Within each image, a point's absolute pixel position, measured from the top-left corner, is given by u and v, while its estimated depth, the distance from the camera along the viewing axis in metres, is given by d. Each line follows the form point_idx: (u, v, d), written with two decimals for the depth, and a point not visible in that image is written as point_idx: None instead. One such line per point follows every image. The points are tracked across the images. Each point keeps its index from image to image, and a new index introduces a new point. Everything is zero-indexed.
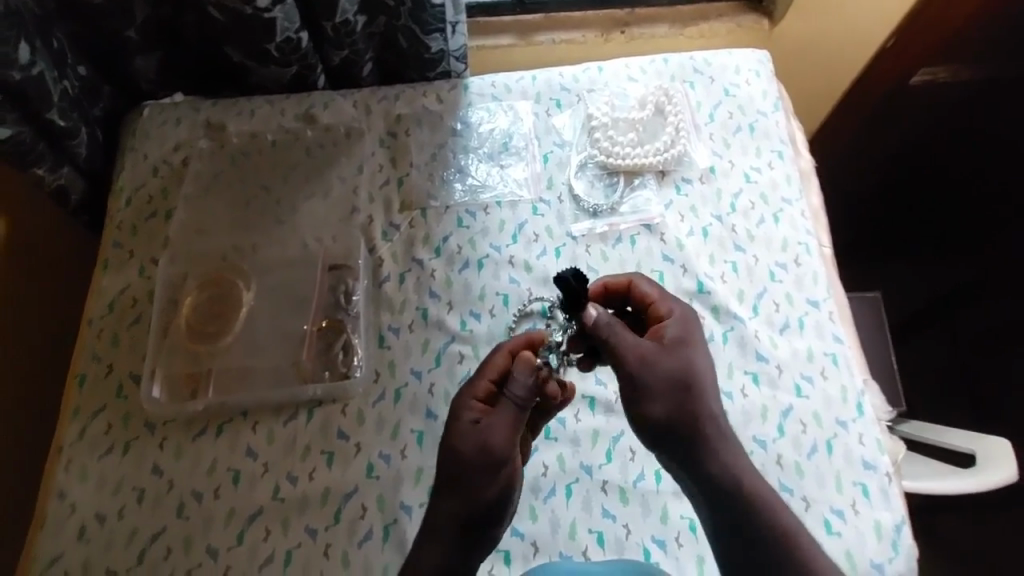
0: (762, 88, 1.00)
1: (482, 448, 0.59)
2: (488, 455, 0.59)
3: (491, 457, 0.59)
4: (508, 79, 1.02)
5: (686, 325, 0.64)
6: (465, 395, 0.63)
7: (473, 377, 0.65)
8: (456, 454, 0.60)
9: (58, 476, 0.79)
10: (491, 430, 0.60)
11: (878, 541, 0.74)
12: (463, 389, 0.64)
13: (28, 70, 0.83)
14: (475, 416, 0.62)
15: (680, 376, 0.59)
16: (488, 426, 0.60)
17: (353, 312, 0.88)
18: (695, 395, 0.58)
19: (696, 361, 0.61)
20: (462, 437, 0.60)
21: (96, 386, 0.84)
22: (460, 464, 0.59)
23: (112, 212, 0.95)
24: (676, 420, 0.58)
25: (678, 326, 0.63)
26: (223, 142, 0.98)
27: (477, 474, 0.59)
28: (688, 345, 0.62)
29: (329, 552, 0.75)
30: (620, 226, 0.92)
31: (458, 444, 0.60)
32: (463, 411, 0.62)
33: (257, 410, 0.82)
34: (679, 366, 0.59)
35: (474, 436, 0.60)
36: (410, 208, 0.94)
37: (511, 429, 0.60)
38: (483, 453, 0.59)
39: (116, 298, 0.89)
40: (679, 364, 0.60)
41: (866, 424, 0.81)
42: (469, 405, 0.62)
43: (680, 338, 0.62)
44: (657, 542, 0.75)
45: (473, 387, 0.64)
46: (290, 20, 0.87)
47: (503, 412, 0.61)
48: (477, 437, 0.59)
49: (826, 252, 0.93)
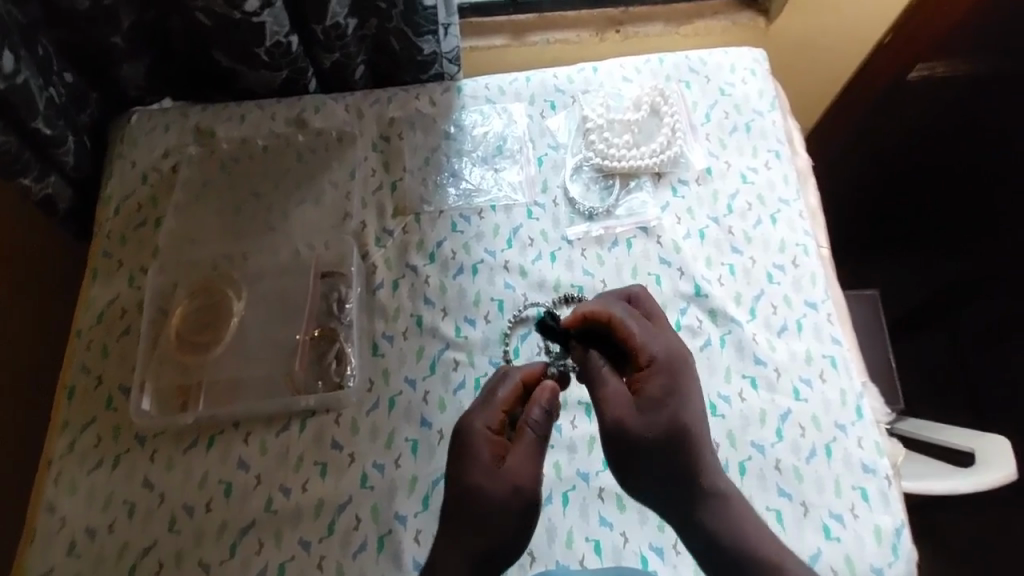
0: (759, 86, 0.99)
1: (513, 487, 0.64)
2: (518, 491, 0.64)
3: (521, 494, 0.64)
4: (502, 81, 1.01)
5: (670, 376, 0.67)
6: (480, 432, 0.67)
7: (484, 407, 0.68)
8: (483, 492, 0.64)
9: (47, 491, 0.78)
10: (519, 466, 0.65)
11: (878, 545, 0.73)
12: (475, 419, 0.67)
13: (12, 79, 0.82)
14: (495, 453, 0.66)
15: (661, 441, 0.65)
16: (514, 463, 0.65)
17: (346, 319, 0.87)
18: (682, 459, 0.65)
19: (682, 420, 0.66)
20: (490, 475, 0.65)
21: (86, 398, 0.83)
22: (487, 503, 0.64)
23: (101, 221, 0.94)
24: (664, 481, 0.66)
25: (666, 377, 0.67)
26: (214, 148, 0.97)
27: (510, 512, 0.64)
28: (676, 396, 0.67)
29: (323, 564, 0.74)
30: (616, 229, 0.91)
31: (489, 486, 0.64)
32: (481, 446, 0.66)
33: (249, 421, 0.81)
34: (668, 425, 0.65)
35: (505, 477, 0.64)
36: (403, 213, 0.93)
37: (535, 461, 0.65)
38: (514, 491, 0.64)
39: (105, 308, 0.88)
40: (667, 427, 0.65)
41: (865, 427, 0.79)
42: (488, 443, 0.66)
43: (667, 391, 0.67)
44: (654, 550, 0.74)
45: (486, 420, 0.67)
46: (280, 24, 0.86)
47: (527, 446, 0.66)
48: (508, 478, 0.64)
49: (825, 252, 0.92)
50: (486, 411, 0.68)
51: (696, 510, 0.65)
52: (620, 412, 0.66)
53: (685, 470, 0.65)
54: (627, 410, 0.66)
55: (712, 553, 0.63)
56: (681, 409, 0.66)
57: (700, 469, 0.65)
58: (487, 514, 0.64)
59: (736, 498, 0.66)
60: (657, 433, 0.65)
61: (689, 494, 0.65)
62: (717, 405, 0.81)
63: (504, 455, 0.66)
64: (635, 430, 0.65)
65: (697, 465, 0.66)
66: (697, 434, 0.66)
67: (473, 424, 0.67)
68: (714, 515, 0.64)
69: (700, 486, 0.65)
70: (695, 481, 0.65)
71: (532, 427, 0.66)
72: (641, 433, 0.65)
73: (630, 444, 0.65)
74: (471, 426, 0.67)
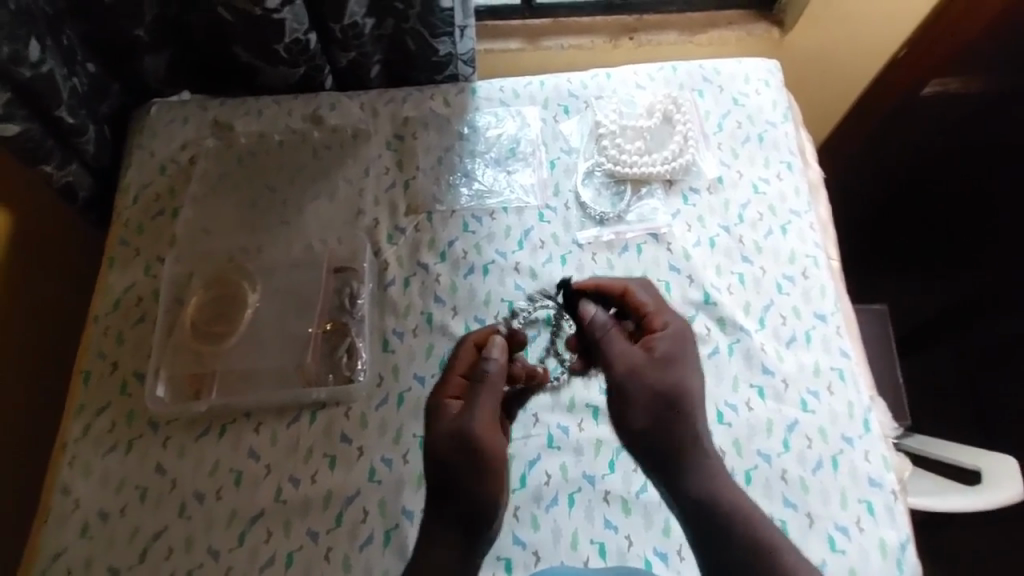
0: (772, 98, 1.00)
1: (460, 440, 0.62)
2: (465, 444, 0.62)
3: (465, 442, 0.62)
4: (516, 84, 1.02)
5: (680, 341, 0.69)
6: (439, 395, 0.67)
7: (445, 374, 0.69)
8: (439, 456, 0.63)
9: (61, 473, 0.79)
10: (467, 416, 0.63)
11: (883, 559, 0.74)
12: (436, 388, 0.68)
13: (38, 67, 0.83)
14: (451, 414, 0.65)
15: (666, 395, 0.64)
16: (462, 415, 0.64)
17: (357, 315, 0.88)
18: (680, 421, 0.64)
19: (687, 381, 0.66)
20: (441, 435, 0.64)
21: (101, 384, 0.84)
22: (439, 462, 0.63)
23: (119, 209, 0.95)
24: (662, 438, 0.63)
25: (674, 340, 0.69)
26: (232, 142, 0.98)
27: (459, 462, 0.62)
28: (682, 361, 0.67)
29: (330, 555, 0.75)
30: (626, 235, 0.92)
31: (439, 440, 0.63)
32: (439, 411, 0.66)
33: (260, 412, 0.82)
34: (675, 382, 0.65)
35: (451, 428, 0.63)
36: (416, 212, 0.94)
37: (481, 410, 0.63)
38: (462, 442, 0.62)
39: (122, 296, 0.89)
40: (674, 381, 0.65)
41: (872, 441, 0.80)
42: (445, 406, 0.66)
43: (677, 353, 0.67)
44: (658, 555, 0.75)
45: (445, 385, 0.68)
46: (299, 21, 0.87)
47: (476, 395, 0.64)
48: (453, 430, 0.63)
49: (835, 265, 0.93)
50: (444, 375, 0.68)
51: (686, 477, 0.62)
52: (633, 360, 0.66)
53: (682, 431, 0.63)
54: (638, 360, 0.66)
55: (696, 519, 0.61)
56: (688, 374, 0.66)
57: (697, 435, 0.64)
58: (449, 479, 0.62)
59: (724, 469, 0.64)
60: (664, 387, 0.64)
61: (680, 454, 0.63)
62: (724, 414, 0.82)
63: (457, 412, 0.65)
64: (646, 379, 0.64)
65: (694, 431, 0.64)
66: (697, 403, 0.65)
67: (435, 392, 0.68)
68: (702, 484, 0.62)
69: (690, 452, 0.63)
70: (688, 443, 0.63)
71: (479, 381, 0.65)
72: (654, 384, 0.64)
73: (635, 393, 0.64)
74: (435, 396, 0.68)
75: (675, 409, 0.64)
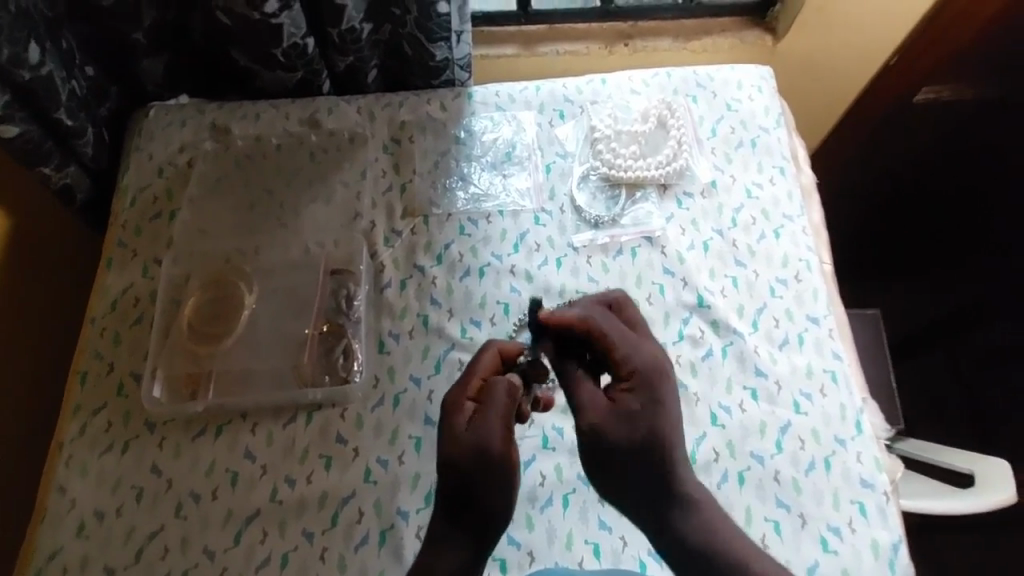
0: (764, 104, 1.01)
1: (478, 450, 0.61)
2: (484, 456, 0.61)
3: (485, 455, 0.61)
4: (512, 89, 1.03)
5: (649, 390, 0.64)
6: (456, 397, 0.64)
7: (462, 375, 0.67)
8: (453, 461, 0.61)
9: (57, 473, 0.79)
10: (484, 428, 0.61)
11: (876, 559, 0.75)
12: (453, 388, 0.65)
13: (37, 70, 0.83)
14: (467, 419, 0.63)
15: (636, 449, 0.61)
16: (480, 425, 0.62)
17: (354, 317, 0.88)
18: (657, 467, 0.61)
19: (660, 431, 0.62)
20: (458, 441, 0.62)
21: (97, 384, 0.84)
22: (457, 469, 0.61)
23: (117, 211, 0.95)
24: (637, 487, 0.62)
25: (642, 388, 0.64)
26: (229, 145, 0.99)
27: (479, 475, 0.61)
28: (653, 409, 0.63)
29: (325, 555, 0.75)
30: (621, 238, 0.93)
31: (455, 448, 0.61)
32: (454, 414, 0.63)
33: (257, 413, 0.83)
34: (644, 438, 0.61)
35: (470, 438, 0.61)
36: (413, 214, 0.95)
37: (501, 425, 0.62)
38: (480, 455, 0.61)
39: (119, 297, 0.89)
40: (643, 438, 0.61)
41: (864, 443, 0.81)
42: (463, 409, 0.64)
43: (646, 403, 0.63)
44: (653, 556, 0.75)
45: (464, 386, 0.65)
46: (297, 26, 0.88)
47: (495, 407, 0.62)
48: (472, 441, 0.61)
49: (827, 269, 0.94)
50: (464, 377, 0.66)
51: (669, 516, 0.61)
52: (595, 419, 0.62)
53: (654, 480, 0.62)
54: (602, 417, 0.62)
55: (684, 563, 0.60)
56: (660, 421, 0.62)
57: (673, 478, 0.62)
58: (468, 487, 0.61)
59: (710, 507, 0.62)
60: (634, 445, 0.61)
61: (660, 503, 0.61)
62: (718, 415, 0.82)
63: (475, 419, 0.62)
64: (611, 440, 0.61)
65: (672, 475, 0.62)
66: (674, 448, 0.62)
67: (450, 393, 0.65)
68: (685, 523, 0.61)
69: (672, 496, 0.61)
70: (667, 490, 0.61)
71: (499, 397, 0.63)
72: (616, 444, 0.61)
73: (603, 453, 0.62)
74: (451, 395, 0.65)
75: (652, 461, 0.61)
